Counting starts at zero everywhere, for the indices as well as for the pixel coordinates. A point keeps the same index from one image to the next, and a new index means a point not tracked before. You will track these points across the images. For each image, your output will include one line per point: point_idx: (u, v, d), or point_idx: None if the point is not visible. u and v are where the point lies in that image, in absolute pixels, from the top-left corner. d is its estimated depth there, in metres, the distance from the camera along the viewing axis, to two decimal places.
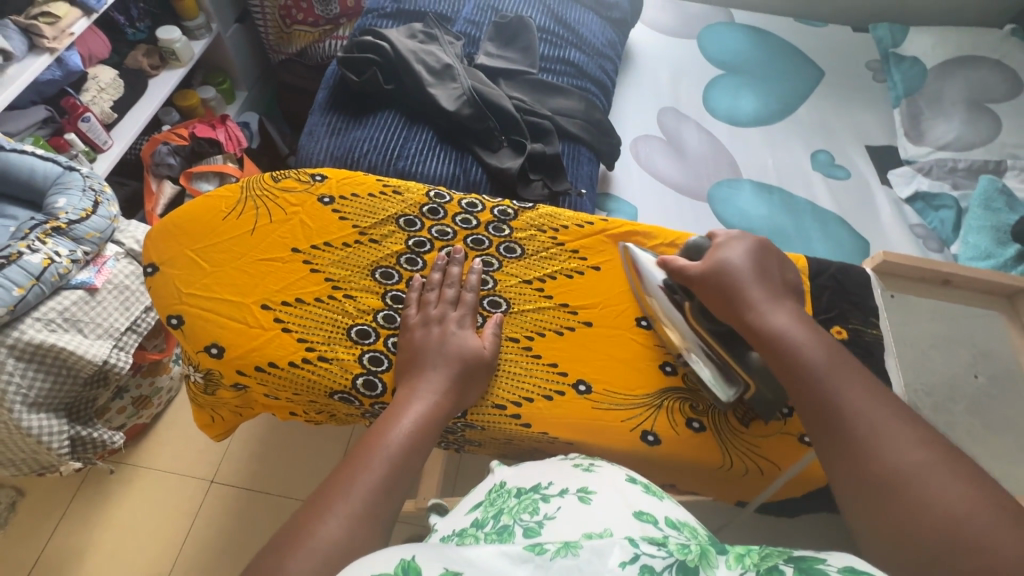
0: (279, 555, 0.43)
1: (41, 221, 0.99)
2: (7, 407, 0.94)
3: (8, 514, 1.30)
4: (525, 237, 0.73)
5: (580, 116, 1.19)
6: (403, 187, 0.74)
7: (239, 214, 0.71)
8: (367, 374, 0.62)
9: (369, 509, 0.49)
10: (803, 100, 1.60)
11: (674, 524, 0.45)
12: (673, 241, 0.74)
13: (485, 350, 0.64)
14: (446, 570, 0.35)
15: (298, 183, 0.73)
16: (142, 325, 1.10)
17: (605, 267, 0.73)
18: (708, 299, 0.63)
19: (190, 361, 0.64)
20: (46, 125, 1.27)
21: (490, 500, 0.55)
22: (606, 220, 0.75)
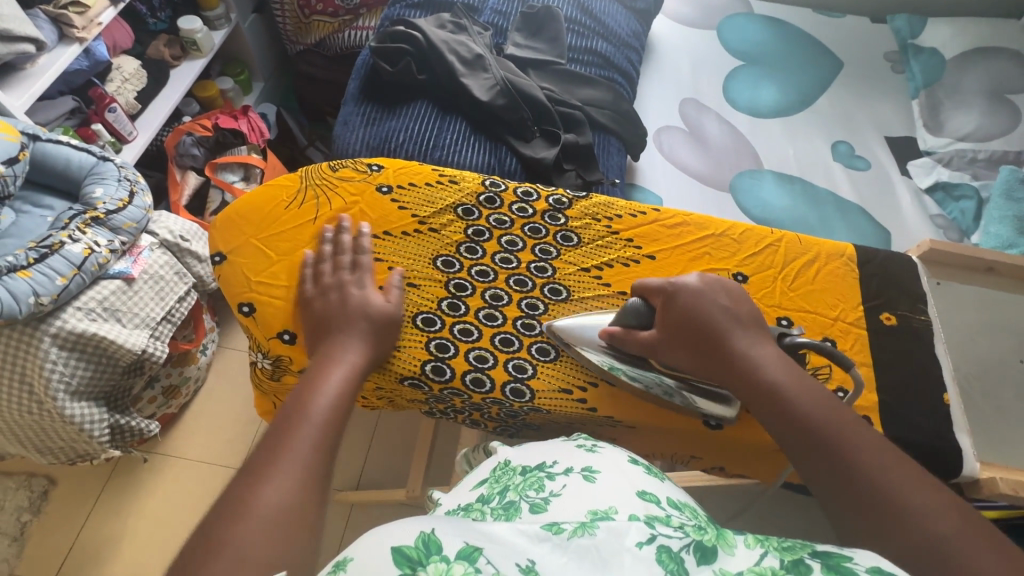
0: (219, 524, 0.44)
1: (80, 211, 0.99)
2: (52, 394, 0.94)
3: (40, 503, 1.31)
4: (581, 226, 0.72)
5: (609, 107, 1.19)
6: (458, 176, 0.75)
7: (300, 203, 0.71)
8: (436, 361, 0.63)
9: (305, 472, 0.49)
10: (822, 91, 1.61)
11: (676, 504, 0.45)
12: (724, 229, 0.70)
13: (389, 305, 0.64)
14: (466, 545, 0.36)
15: (356, 173, 0.74)
16: (176, 314, 1.13)
17: (659, 256, 0.69)
18: (677, 361, 0.61)
19: (258, 347, 0.66)
20: (73, 116, 1.27)
21: (496, 475, 0.54)
22: (657, 209, 0.71)
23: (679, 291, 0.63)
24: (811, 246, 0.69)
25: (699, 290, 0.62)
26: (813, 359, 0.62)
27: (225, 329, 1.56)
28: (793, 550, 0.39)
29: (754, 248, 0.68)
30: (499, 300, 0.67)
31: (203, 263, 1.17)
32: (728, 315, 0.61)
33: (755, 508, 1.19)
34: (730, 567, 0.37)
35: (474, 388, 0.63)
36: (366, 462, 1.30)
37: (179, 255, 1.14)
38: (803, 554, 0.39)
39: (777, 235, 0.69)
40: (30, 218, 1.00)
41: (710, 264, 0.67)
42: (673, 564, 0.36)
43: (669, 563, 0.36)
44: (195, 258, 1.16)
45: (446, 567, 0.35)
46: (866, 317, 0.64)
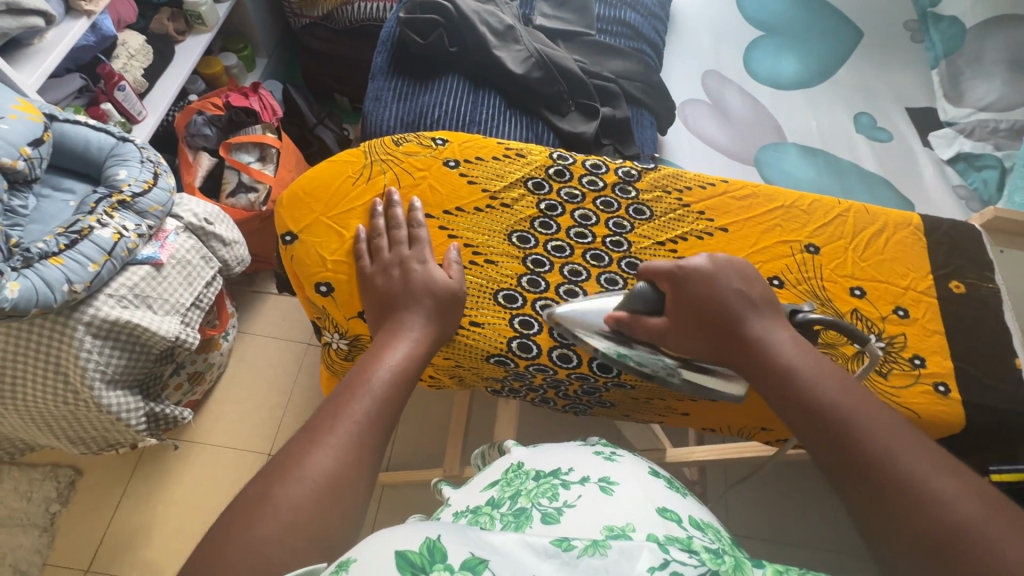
0: (263, 484, 0.43)
1: (105, 194, 0.95)
2: (88, 383, 0.92)
3: (68, 493, 1.29)
4: (652, 199, 0.70)
5: (639, 78, 1.17)
6: (524, 150, 0.73)
7: (367, 179, 0.69)
8: (522, 338, 0.63)
9: (359, 443, 0.48)
10: (841, 61, 1.60)
11: (697, 525, 0.49)
12: (793, 200, 0.69)
13: (452, 281, 0.62)
14: (472, 555, 0.36)
15: (420, 147, 0.72)
16: (204, 300, 1.10)
17: (731, 228, 0.67)
18: (689, 345, 0.58)
19: (336, 327, 0.65)
20: (81, 95, 1.22)
21: (508, 479, 0.58)
22: (726, 180, 0.69)
23: (688, 273, 0.59)
24: (878, 217, 0.69)
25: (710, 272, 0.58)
26: (891, 327, 0.62)
27: (243, 314, 1.53)
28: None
29: (825, 219, 0.68)
30: (577, 276, 0.66)
31: (228, 247, 1.14)
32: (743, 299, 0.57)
33: (789, 478, 1.22)
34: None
35: (560, 363, 0.63)
36: (397, 443, 1.29)
37: (203, 240, 1.11)
38: None
39: (846, 205, 0.69)
40: (51, 203, 0.96)
41: (782, 235, 0.66)
42: None
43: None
44: (220, 242, 1.13)
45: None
46: (935, 286, 0.64)
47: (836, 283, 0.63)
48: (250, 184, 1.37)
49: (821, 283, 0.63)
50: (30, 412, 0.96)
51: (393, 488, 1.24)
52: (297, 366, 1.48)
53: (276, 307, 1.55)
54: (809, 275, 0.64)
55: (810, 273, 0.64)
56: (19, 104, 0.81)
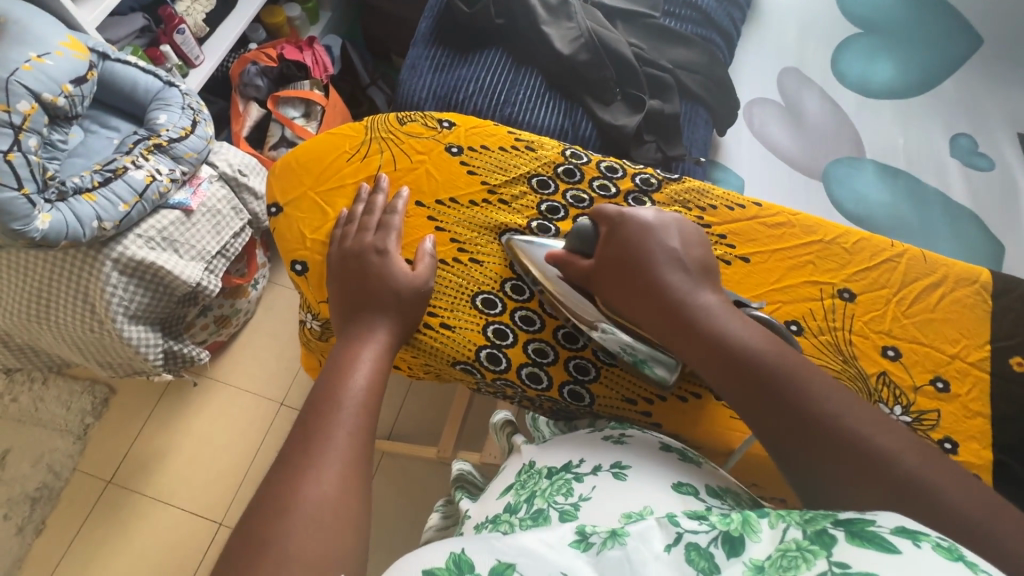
0: (265, 525, 0.42)
1: (144, 136, 0.98)
2: (111, 317, 0.97)
3: (102, 409, 1.40)
4: (668, 214, 0.62)
5: (701, 70, 1.06)
6: (536, 143, 0.68)
7: (364, 157, 0.67)
8: (492, 349, 0.59)
9: (351, 461, 0.48)
10: (948, 71, 1.40)
11: (714, 494, 0.49)
12: (836, 235, 0.59)
13: (417, 279, 0.59)
14: (499, 562, 0.37)
15: (425, 129, 0.69)
16: (230, 249, 1.13)
17: (754, 258, 0.58)
18: (615, 298, 0.55)
19: (308, 307, 0.63)
20: (142, 35, 1.25)
21: (522, 480, 0.54)
22: (759, 202, 0.60)
23: (622, 223, 0.57)
24: (938, 267, 0.59)
25: (650, 228, 0.56)
26: (924, 401, 0.53)
27: (277, 266, 1.58)
28: (816, 521, 0.36)
29: (869, 262, 0.58)
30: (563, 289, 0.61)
31: (259, 200, 1.17)
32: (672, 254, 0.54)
33: None
34: (758, 555, 0.35)
35: (530, 383, 0.59)
36: (401, 414, 1.30)
37: (235, 190, 1.13)
38: (827, 523, 0.36)
39: (898, 249, 0.59)
40: (97, 139, 1.00)
41: (814, 275, 0.57)
42: (702, 561, 0.35)
43: (700, 561, 0.35)
44: (251, 194, 1.15)
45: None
46: (990, 360, 0.55)
47: (866, 339, 0.55)
48: (292, 139, 1.38)
49: (848, 337, 0.55)
50: (66, 335, 1.02)
51: (391, 457, 1.26)
52: None
53: None
54: (836, 326, 0.55)
55: (837, 323, 0.55)
56: (68, 42, 0.83)
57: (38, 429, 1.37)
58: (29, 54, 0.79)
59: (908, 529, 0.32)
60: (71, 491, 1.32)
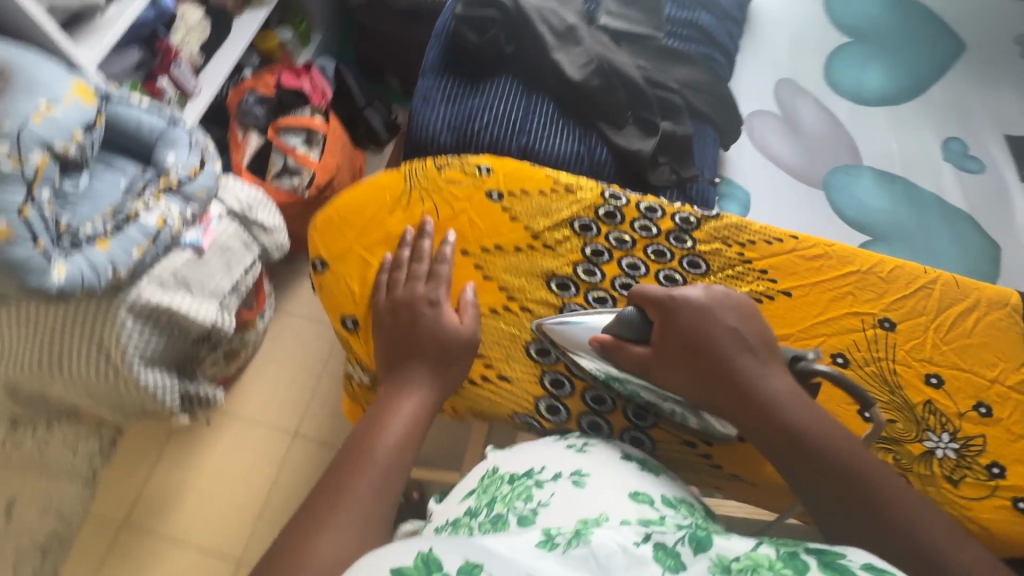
0: (272, 571, 0.41)
1: (154, 177, 0.96)
2: (127, 363, 0.95)
3: (110, 450, 1.37)
4: (709, 251, 0.64)
5: (706, 89, 1.08)
6: (575, 185, 0.69)
7: (407, 208, 0.69)
8: (551, 399, 0.62)
9: (374, 517, 0.47)
10: (936, 75, 1.44)
11: (668, 503, 0.51)
12: (871, 265, 0.61)
13: (463, 327, 0.60)
14: (467, 561, 0.36)
15: (464, 175, 0.70)
16: (241, 286, 1.12)
17: (795, 292, 0.60)
18: (676, 382, 0.57)
19: (361, 361, 0.64)
20: (139, 70, 1.22)
21: (484, 485, 0.57)
22: (796, 236, 0.62)
23: (676, 306, 0.58)
24: (969, 290, 0.61)
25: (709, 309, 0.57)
26: (970, 426, 0.55)
27: (282, 294, 1.56)
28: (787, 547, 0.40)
29: (905, 290, 0.60)
30: None
31: (269, 233, 1.16)
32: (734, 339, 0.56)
33: None
34: (726, 555, 0.39)
35: (589, 430, 0.62)
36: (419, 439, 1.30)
37: (245, 226, 1.13)
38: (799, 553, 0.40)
39: (932, 275, 0.61)
40: None
41: (854, 306, 0.59)
42: (668, 559, 0.38)
43: (665, 559, 0.38)
44: (260, 228, 1.15)
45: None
46: None
47: (910, 368, 0.56)
48: (295, 168, 1.37)
49: (892, 367, 0.57)
50: (78, 383, 0.99)
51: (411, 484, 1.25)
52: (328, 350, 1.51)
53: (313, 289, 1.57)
54: (880, 357, 0.57)
55: (880, 353, 0.57)
56: (75, 87, 0.81)
57: (44, 476, 1.33)
58: (38, 103, 0.77)
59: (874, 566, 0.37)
60: (83, 538, 1.28)
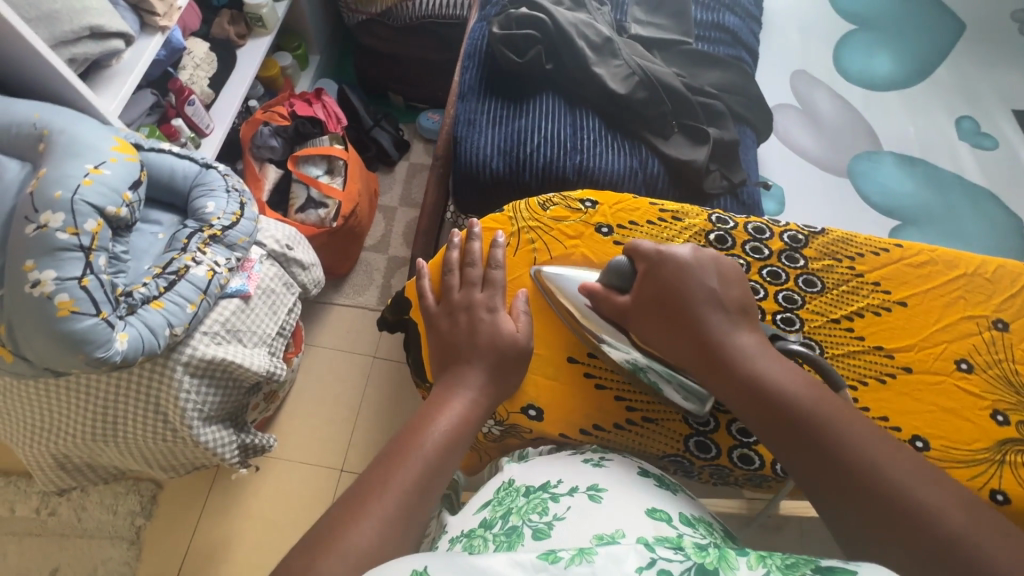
0: (307, 555, 0.41)
1: (196, 228, 0.91)
2: (187, 423, 0.91)
3: (151, 506, 1.30)
4: (822, 268, 0.65)
5: (740, 90, 1.08)
6: (682, 212, 0.70)
7: (517, 249, 0.68)
8: (699, 436, 0.61)
9: (406, 514, 0.45)
10: (940, 58, 1.47)
11: (688, 522, 0.47)
12: (975, 268, 0.65)
13: (519, 335, 0.59)
14: None
15: (570, 211, 0.71)
16: (286, 327, 1.08)
17: (911, 301, 0.63)
18: (650, 333, 0.58)
19: (499, 415, 0.63)
20: (152, 112, 1.17)
21: (499, 498, 0.52)
22: (902, 245, 0.65)
23: (665, 262, 0.59)
24: None
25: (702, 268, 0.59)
26: None
27: (308, 327, 1.51)
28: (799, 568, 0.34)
29: (1011, 290, 0.64)
30: None
31: (307, 270, 1.12)
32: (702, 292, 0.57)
33: None
34: None
35: (741, 464, 0.61)
36: None
37: (285, 265, 1.08)
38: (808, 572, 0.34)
39: None
40: (141, 237, 0.92)
41: (967, 310, 0.62)
42: None
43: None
44: (300, 266, 1.10)
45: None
46: None
47: None
48: (320, 199, 1.33)
49: (1014, 365, 0.59)
50: (132, 449, 0.95)
51: None
52: (364, 379, 1.45)
53: (340, 319, 1.52)
54: (1000, 358, 0.60)
55: (999, 354, 0.60)
56: (117, 145, 0.79)
57: (85, 540, 1.27)
58: (85, 166, 0.74)
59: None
60: None
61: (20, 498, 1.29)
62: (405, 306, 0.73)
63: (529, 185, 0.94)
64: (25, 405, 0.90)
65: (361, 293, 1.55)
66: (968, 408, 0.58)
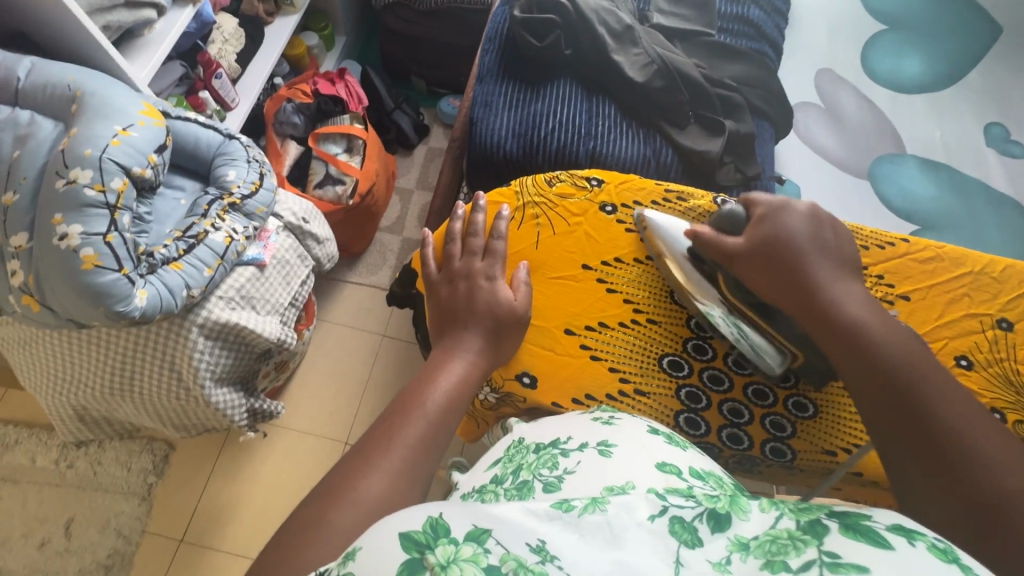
0: (317, 505, 0.42)
1: (216, 195, 0.94)
2: (200, 382, 0.94)
3: (163, 466, 1.34)
4: None
5: (761, 84, 1.07)
6: (686, 193, 0.71)
7: (520, 224, 0.70)
8: (689, 413, 0.62)
9: (410, 469, 0.46)
10: (974, 61, 1.43)
11: (699, 474, 0.42)
12: (981, 266, 0.64)
13: (517, 304, 0.61)
14: (475, 526, 0.31)
15: (576, 189, 0.72)
16: (299, 298, 1.11)
17: (914, 295, 0.62)
18: (753, 275, 0.60)
19: (492, 382, 0.64)
20: (181, 83, 1.21)
21: (511, 455, 0.51)
22: (908, 240, 0.65)
23: (782, 212, 0.62)
24: None
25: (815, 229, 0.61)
26: None
27: (322, 302, 1.54)
28: (809, 511, 0.33)
29: (1017, 291, 0.63)
30: (742, 366, 0.64)
31: (321, 245, 1.15)
32: (810, 238, 0.59)
33: None
34: (744, 534, 0.32)
35: (730, 444, 0.62)
36: None
37: (300, 238, 1.11)
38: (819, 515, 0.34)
39: None
40: (164, 201, 0.95)
41: (970, 307, 0.62)
42: (687, 535, 0.32)
43: (682, 533, 0.32)
44: (315, 240, 1.13)
45: (454, 551, 0.30)
46: None
47: None
48: (338, 176, 1.36)
49: (1015, 365, 0.59)
50: (147, 405, 0.99)
51: None
52: (373, 356, 1.48)
53: (353, 296, 1.55)
54: (1002, 356, 0.59)
55: (1001, 353, 0.60)
56: (145, 110, 0.82)
57: (99, 494, 1.32)
58: (114, 128, 0.77)
59: (903, 525, 0.30)
60: (143, 555, 1.26)
61: (42, 451, 1.35)
62: (412, 279, 0.75)
63: (542, 168, 0.95)
64: (49, 356, 0.94)
65: (374, 272, 1.58)
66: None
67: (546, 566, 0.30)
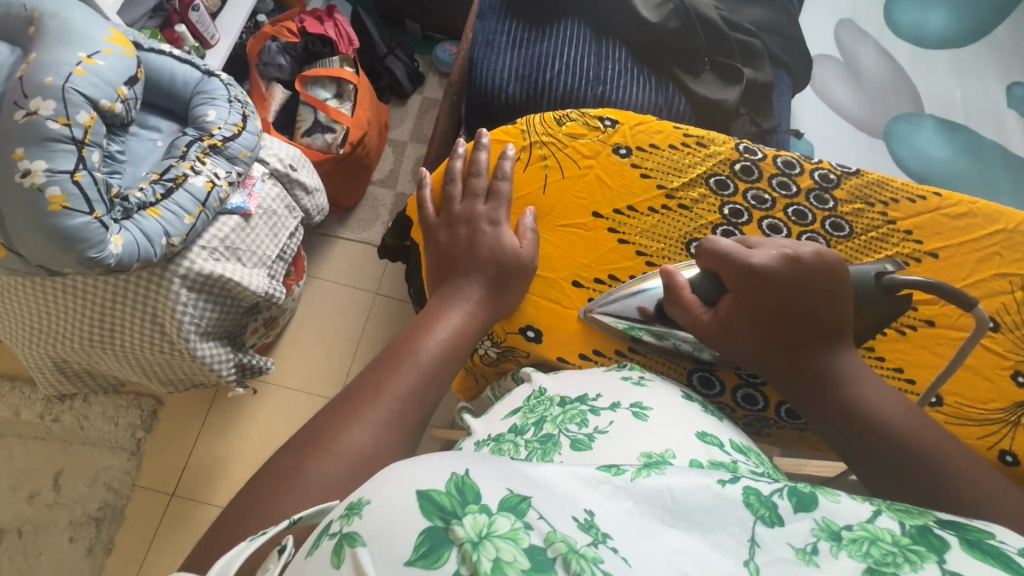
0: (297, 457, 0.39)
1: (196, 137, 0.87)
2: (183, 336, 0.90)
3: (151, 421, 1.32)
4: (852, 212, 0.62)
5: (782, 31, 0.99)
6: (707, 138, 0.66)
7: (527, 166, 0.65)
8: (704, 371, 0.60)
9: (400, 422, 0.43)
10: (1003, 15, 1.35)
11: (740, 449, 0.41)
12: (1017, 224, 0.61)
13: (523, 252, 0.57)
14: (511, 492, 0.27)
15: (588, 129, 0.67)
16: (287, 251, 1.06)
17: (942, 253, 0.60)
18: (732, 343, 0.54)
19: (496, 335, 0.61)
20: (155, 16, 1.13)
21: (530, 406, 0.47)
22: (941, 194, 0.62)
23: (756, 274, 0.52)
24: None
25: (792, 282, 0.51)
26: None
27: (312, 259, 1.49)
28: (914, 514, 0.30)
29: None
30: None
31: (310, 195, 1.08)
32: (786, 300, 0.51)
33: None
34: (834, 518, 0.29)
35: (743, 403, 0.60)
36: None
37: (288, 187, 1.05)
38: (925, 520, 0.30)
39: None
40: (140, 142, 0.89)
41: (1001, 267, 0.59)
42: (763, 509, 0.29)
43: (760, 508, 0.29)
44: (303, 189, 1.07)
45: (487, 521, 0.25)
46: None
47: None
48: (327, 123, 1.28)
49: None
50: (130, 358, 0.95)
51: None
52: (366, 314, 1.44)
53: (344, 253, 1.50)
54: None
55: None
56: (112, 36, 0.74)
57: (87, 448, 1.30)
58: (78, 55, 0.70)
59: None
60: (134, 509, 1.25)
61: (26, 404, 1.32)
62: (406, 228, 0.70)
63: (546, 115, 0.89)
64: (23, 305, 0.89)
65: (367, 228, 1.52)
66: (989, 367, 0.57)
67: (598, 550, 0.26)
